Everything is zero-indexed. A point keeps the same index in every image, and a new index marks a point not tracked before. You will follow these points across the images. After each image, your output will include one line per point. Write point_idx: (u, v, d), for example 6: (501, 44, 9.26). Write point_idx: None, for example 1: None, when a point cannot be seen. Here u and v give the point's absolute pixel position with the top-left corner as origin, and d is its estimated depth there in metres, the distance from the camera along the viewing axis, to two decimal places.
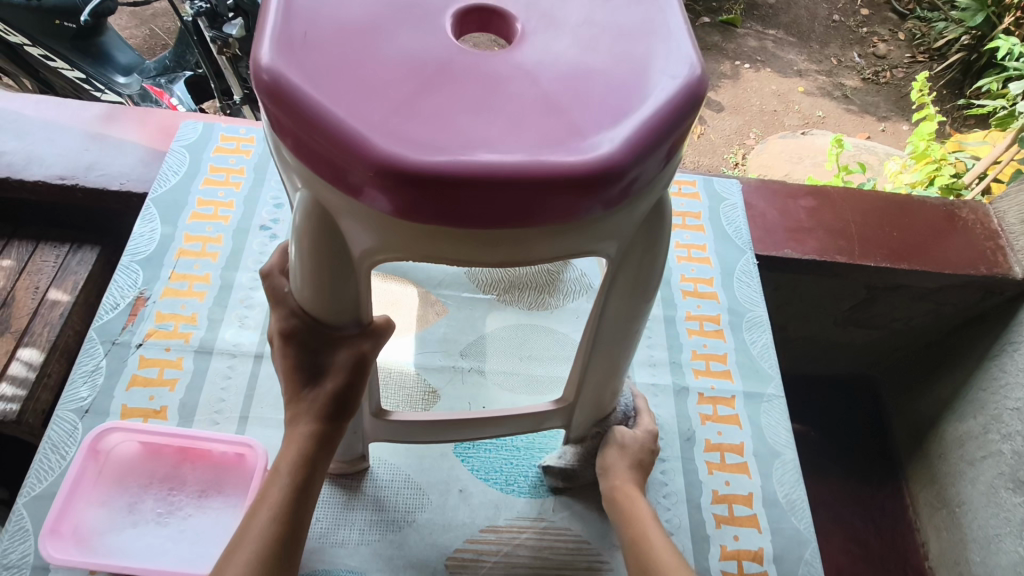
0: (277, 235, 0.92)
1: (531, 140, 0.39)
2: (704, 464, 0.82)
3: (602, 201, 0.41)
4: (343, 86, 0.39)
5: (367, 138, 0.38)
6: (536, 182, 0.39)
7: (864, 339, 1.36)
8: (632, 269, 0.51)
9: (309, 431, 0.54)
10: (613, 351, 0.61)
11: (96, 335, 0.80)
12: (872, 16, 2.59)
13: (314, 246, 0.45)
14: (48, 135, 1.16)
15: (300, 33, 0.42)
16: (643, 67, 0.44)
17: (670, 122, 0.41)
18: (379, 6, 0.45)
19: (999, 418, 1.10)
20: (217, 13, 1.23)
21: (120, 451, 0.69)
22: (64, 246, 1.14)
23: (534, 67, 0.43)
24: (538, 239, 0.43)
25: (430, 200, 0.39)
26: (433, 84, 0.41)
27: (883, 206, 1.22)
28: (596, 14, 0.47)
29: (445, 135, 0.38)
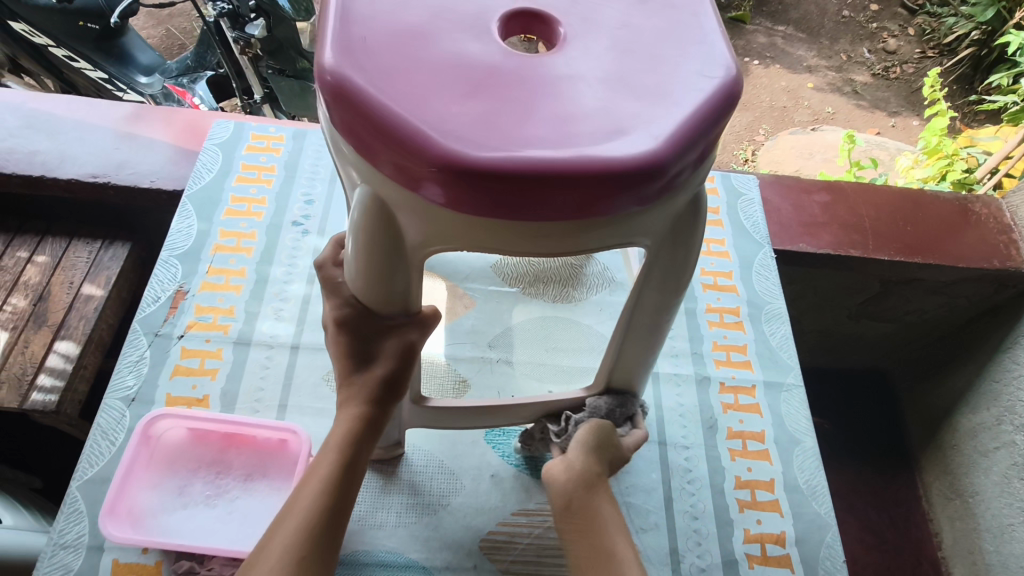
0: (309, 230, 0.94)
1: (580, 137, 0.42)
2: (726, 451, 0.84)
3: (645, 196, 0.44)
4: (402, 87, 0.42)
5: (429, 136, 0.40)
6: (584, 177, 0.41)
7: (878, 331, 1.38)
8: (667, 261, 0.53)
9: (359, 414, 0.56)
10: (646, 340, 0.63)
11: (140, 327, 0.83)
12: (881, 11, 2.60)
13: (372, 238, 0.47)
14: (79, 134, 1.19)
15: (359, 38, 0.44)
16: (681, 68, 0.46)
17: (709, 120, 0.44)
18: (429, 12, 0.47)
19: (1013, 409, 1.12)
20: (239, 14, 1.27)
21: (169, 437, 0.72)
22: (96, 243, 1.17)
23: (578, 69, 0.45)
24: (586, 231, 0.46)
25: (487, 194, 0.41)
26: (487, 87, 0.43)
27: (898, 201, 1.24)
28: (633, 17, 0.49)
29: (500, 133, 0.41)
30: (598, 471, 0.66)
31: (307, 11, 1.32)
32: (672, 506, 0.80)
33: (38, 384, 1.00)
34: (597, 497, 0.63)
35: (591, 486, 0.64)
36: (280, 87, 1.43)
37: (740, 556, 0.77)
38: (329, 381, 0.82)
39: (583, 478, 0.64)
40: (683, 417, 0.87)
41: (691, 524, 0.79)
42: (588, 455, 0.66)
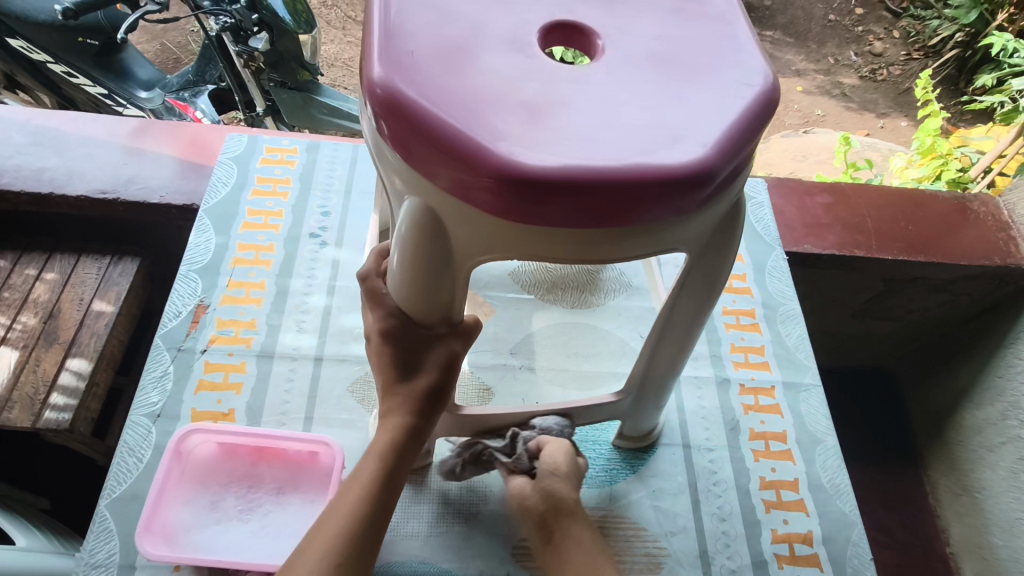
0: (327, 242, 0.95)
1: (633, 145, 0.42)
2: (750, 452, 0.85)
3: (694, 202, 0.45)
4: (454, 99, 0.42)
5: (484, 146, 0.41)
6: (637, 185, 0.42)
7: (882, 329, 1.40)
8: (705, 266, 0.54)
9: (403, 423, 0.56)
10: (677, 344, 0.64)
11: (162, 342, 0.83)
12: (867, 14, 2.64)
13: (420, 248, 0.47)
14: (87, 151, 1.17)
15: (406, 51, 0.45)
16: (721, 76, 0.47)
17: (751, 126, 0.45)
18: (471, 26, 0.48)
19: (1017, 403, 1.14)
20: (241, 28, 1.26)
21: (199, 452, 0.71)
22: (105, 259, 1.16)
23: (621, 79, 0.46)
24: (634, 238, 0.46)
25: (542, 203, 0.42)
26: (537, 98, 0.44)
27: (899, 201, 1.26)
28: (669, 28, 0.50)
29: (554, 144, 0.42)
30: (573, 495, 0.69)
31: (308, 24, 1.35)
32: (699, 508, 0.80)
33: (51, 402, 0.99)
34: (571, 522, 0.68)
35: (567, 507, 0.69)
36: (282, 99, 1.43)
37: (769, 557, 0.77)
38: (353, 392, 0.82)
39: (559, 504, 0.69)
40: (705, 420, 0.88)
41: (719, 526, 0.79)
42: (564, 479, 0.70)
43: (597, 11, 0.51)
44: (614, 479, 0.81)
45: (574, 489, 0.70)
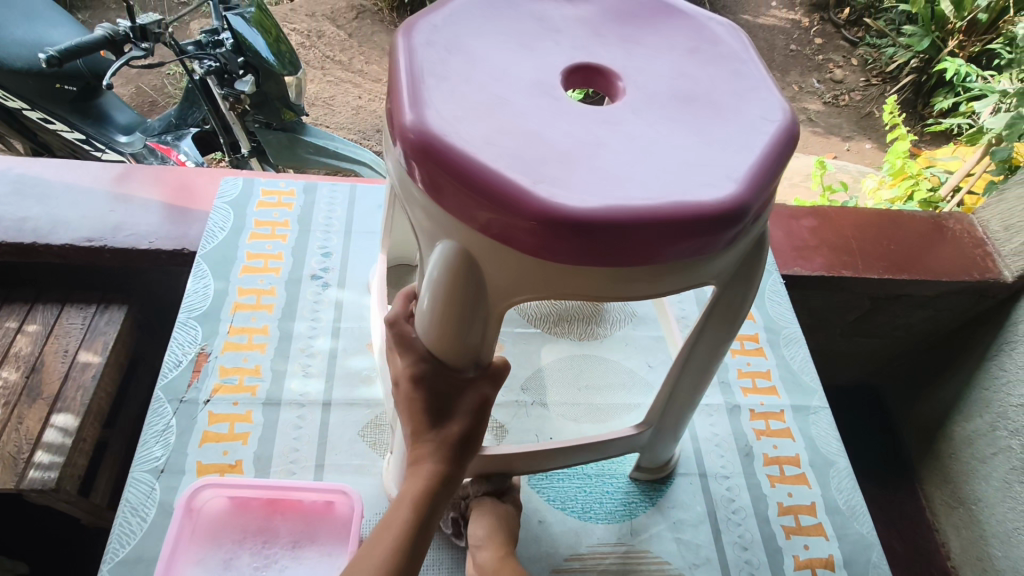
0: (329, 283, 0.93)
1: (668, 183, 0.43)
2: (766, 478, 0.85)
3: (728, 236, 0.45)
4: (489, 142, 0.43)
5: (525, 189, 0.41)
6: (677, 222, 0.42)
7: (869, 347, 1.43)
8: (731, 297, 0.54)
9: (435, 471, 0.54)
10: (698, 375, 0.64)
11: (163, 394, 0.80)
12: (825, 44, 2.77)
13: (454, 291, 0.47)
14: (72, 198, 1.08)
15: (436, 95, 0.45)
16: (744, 112, 0.48)
17: (777, 160, 0.46)
18: (497, 70, 0.48)
19: (1005, 414, 1.17)
20: (226, 71, 1.27)
21: (210, 508, 0.68)
22: (90, 307, 1.11)
23: (649, 118, 0.47)
24: (671, 273, 0.46)
25: (582, 244, 0.42)
26: (569, 138, 0.44)
27: (880, 221, 1.30)
28: (688, 67, 0.51)
29: (591, 184, 0.42)
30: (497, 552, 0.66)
31: (292, 64, 1.36)
32: (720, 538, 0.79)
33: (36, 461, 0.94)
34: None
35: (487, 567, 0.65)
36: (268, 141, 1.42)
37: None
38: (364, 436, 0.80)
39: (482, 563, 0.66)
40: (719, 447, 0.87)
41: (741, 556, 0.78)
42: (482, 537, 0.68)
43: (616, 53, 0.52)
44: (634, 513, 0.80)
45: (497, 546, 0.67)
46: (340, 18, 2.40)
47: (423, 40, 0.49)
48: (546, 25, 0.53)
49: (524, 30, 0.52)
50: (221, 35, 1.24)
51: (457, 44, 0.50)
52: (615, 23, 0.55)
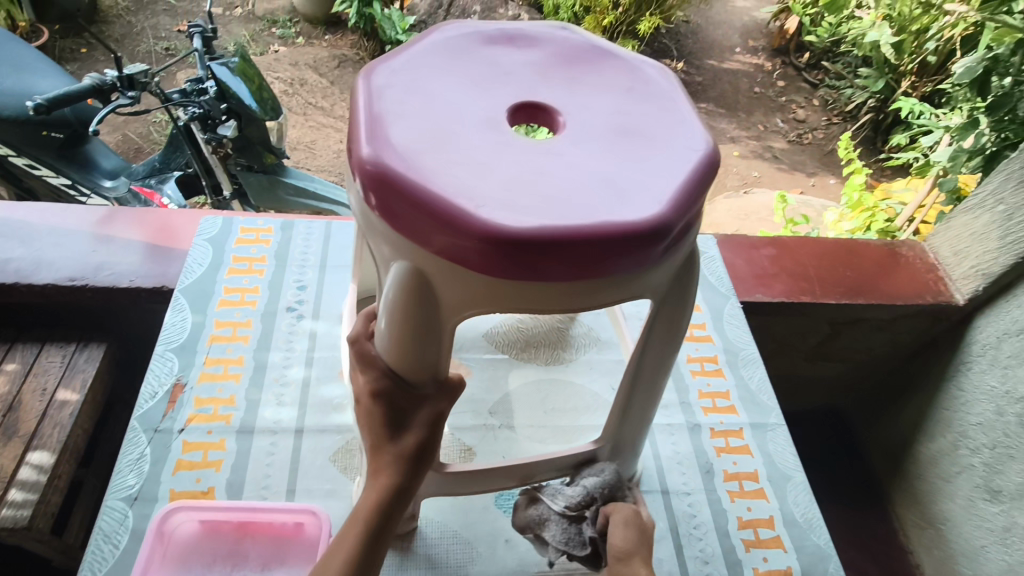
0: (304, 315, 0.97)
1: (599, 206, 0.48)
2: (726, 493, 0.88)
3: (657, 252, 0.50)
4: (439, 173, 0.48)
5: (471, 213, 0.45)
6: (608, 239, 0.47)
7: (832, 372, 1.48)
8: (670, 311, 0.59)
9: (391, 483, 0.57)
10: (649, 389, 0.68)
11: (138, 424, 0.82)
12: (787, 86, 2.94)
13: (409, 308, 0.51)
14: (56, 240, 1.10)
15: (392, 131, 0.50)
16: (672, 143, 0.54)
17: (700, 185, 0.51)
18: (450, 108, 0.53)
19: (966, 433, 1.21)
20: (210, 117, 1.32)
21: (182, 532, 0.70)
22: (70, 345, 1.13)
23: (585, 150, 0.52)
24: (609, 287, 0.51)
25: (522, 260, 0.46)
26: (513, 169, 0.49)
27: (835, 249, 1.36)
28: (624, 105, 0.57)
29: (530, 208, 0.47)
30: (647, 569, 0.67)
31: (274, 110, 1.44)
32: (682, 553, 0.82)
33: (9, 499, 0.94)
34: None
35: None
36: (249, 183, 1.48)
37: None
38: (335, 461, 0.82)
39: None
40: (681, 465, 0.91)
41: (703, 569, 0.81)
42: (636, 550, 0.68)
43: (559, 93, 0.57)
44: None
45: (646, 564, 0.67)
46: (322, 66, 2.50)
47: (382, 83, 0.54)
48: (497, 67, 0.59)
49: (475, 72, 0.58)
50: (206, 83, 1.30)
51: (413, 86, 0.55)
52: (558, 65, 0.60)
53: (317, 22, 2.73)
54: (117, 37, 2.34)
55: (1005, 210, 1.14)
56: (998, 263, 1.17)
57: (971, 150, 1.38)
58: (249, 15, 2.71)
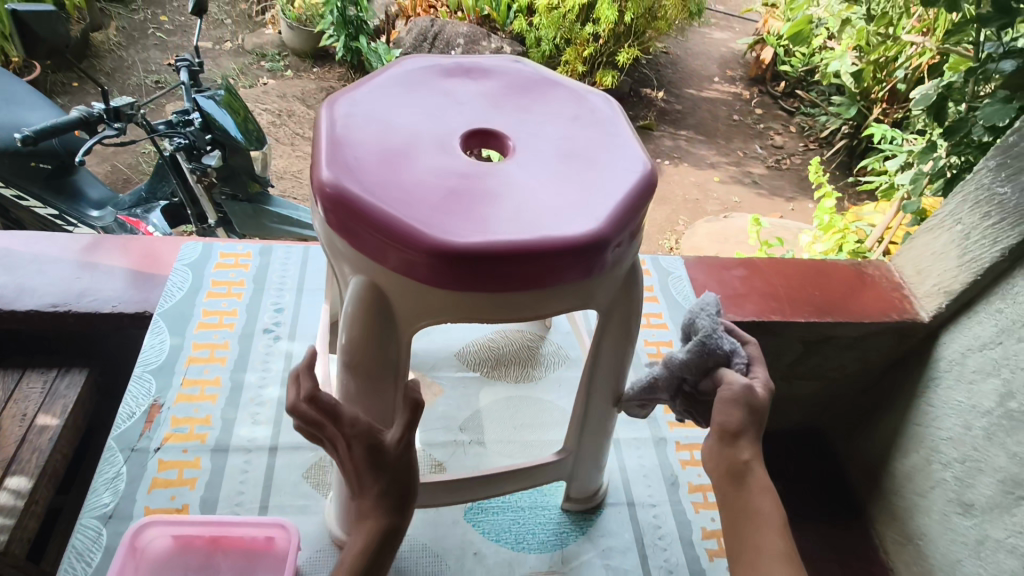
0: (281, 336, 1.00)
1: (541, 223, 0.52)
2: (690, 505, 0.90)
3: (597, 265, 0.54)
4: (392, 194, 0.52)
5: (420, 231, 0.49)
6: (549, 252, 0.51)
7: (809, 390, 1.44)
8: (618, 321, 0.63)
9: (379, 527, 0.56)
10: (606, 397, 0.72)
11: (115, 444, 0.84)
12: (764, 114, 3.05)
13: (367, 321, 0.54)
14: (36, 267, 1.00)
15: (350, 156, 0.54)
16: (612, 165, 0.58)
17: (637, 203, 0.56)
18: (407, 136, 0.58)
19: (936, 449, 1.17)
20: (194, 147, 1.37)
21: (155, 547, 0.72)
22: (52, 371, 1.14)
23: (531, 171, 0.57)
24: (556, 298, 0.54)
25: (470, 273, 0.50)
26: (462, 190, 0.53)
27: (806, 270, 1.40)
28: (569, 130, 0.62)
29: (476, 224, 0.51)
30: (746, 455, 0.62)
31: (258, 141, 1.48)
32: (648, 563, 0.84)
33: None
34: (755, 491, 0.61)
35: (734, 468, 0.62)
36: (234, 212, 1.51)
37: None
38: (308, 478, 0.85)
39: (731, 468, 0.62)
40: (646, 477, 0.93)
41: None
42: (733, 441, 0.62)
43: (509, 120, 0.62)
44: (565, 542, 0.85)
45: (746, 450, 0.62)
46: (309, 98, 2.57)
47: (344, 112, 0.59)
48: (453, 98, 0.63)
49: (432, 102, 0.62)
50: (191, 115, 1.35)
51: (374, 115, 0.59)
52: (510, 95, 0.65)
53: (306, 56, 2.81)
54: (108, 71, 2.40)
55: (963, 229, 1.15)
56: (958, 281, 1.18)
57: (931, 173, 1.44)
58: (238, 49, 2.80)
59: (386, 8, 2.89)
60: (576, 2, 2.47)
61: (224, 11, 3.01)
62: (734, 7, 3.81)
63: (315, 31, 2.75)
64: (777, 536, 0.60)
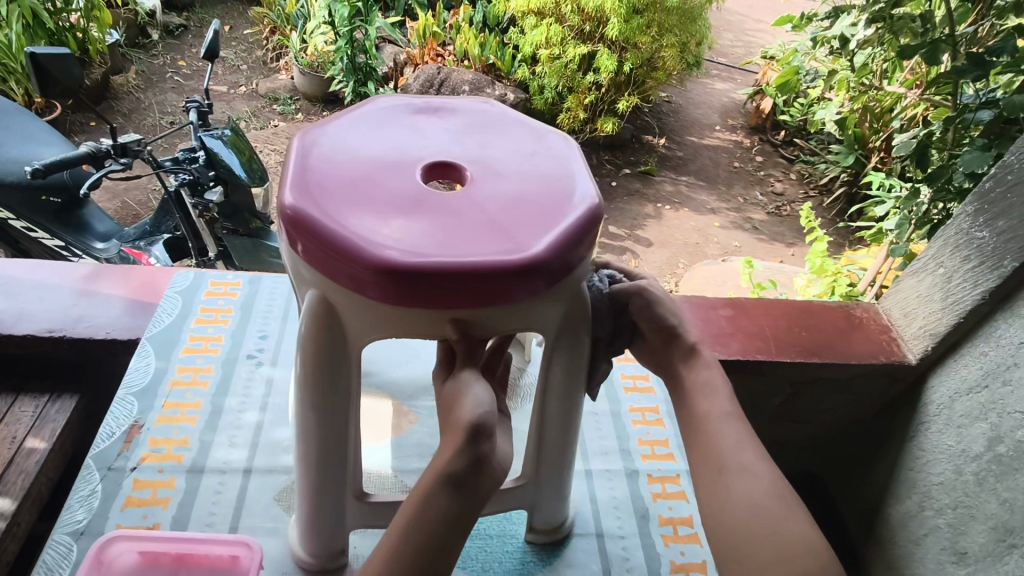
0: (263, 362, 1.03)
1: (486, 245, 0.55)
2: (660, 538, 0.90)
3: (540, 288, 0.57)
4: (348, 217, 0.55)
5: (371, 250, 0.53)
6: (492, 274, 0.54)
7: (801, 434, 1.36)
8: (566, 343, 0.66)
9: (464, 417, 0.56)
10: (563, 419, 0.74)
11: (93, 462, 0.86)
12: (765, 162, 3.11)
13: (320, 333, 0.58)
14: (39, 293, 1.03)
15: (313, 183, 0.58)
16: (561, 197, 0.62)
17: (586, 229, 0.59)
18: (370, 165, 0.62)
19: (929, 493, 1.08)
20: (199, 183, 1.42)
21: (121, 562, 0.73)
22: (43, 396, 1.14)
23: (484, 200, 0.60)
24: (511, 313, 0.57)
25: (416, 289, 0.53)
26: (419, 215, 0.57)
27: (790, 311, 1.29)
28: (526, 164, 0.66)
29: (424, 245, 0.54)
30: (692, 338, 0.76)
31: (262, 179, 1.55)
32: None
33: None
34: (700, 365, 0.74)
35: (681, 348, 0.75)
36: (235, 246, 1.52)
37: None
38: (280, 500, 0.86)
39: (681, 349, 0.75)
40: (616, 509, 0.93)
41: None
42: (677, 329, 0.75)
43: (471, 154, 0.66)
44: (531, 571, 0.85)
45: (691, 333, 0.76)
46: None
47: (312, 143, 0.63)
48: (419, 132, 0.68)
49: (398, 136, 0.67)
50: (196, 153, 1.41)
51: (342, 146, 0.64)
52: (474, 132, 0.70)
53: (317, 100, 2.92)
54: (126, 112, 2.51)
55: (945, 272, 1.07)
56: (942, 323, 1.08)
57: (916, 219, 1.44)
58: (252, 93, 2.93)
59: (395, 56, 3.01)
60: (576, 52, 2.58)
61: (241, 57, 3.16)
62: (735, 60, 3.93)
63: (327, 77, 2.87)
64: (722, 400, 0.71)
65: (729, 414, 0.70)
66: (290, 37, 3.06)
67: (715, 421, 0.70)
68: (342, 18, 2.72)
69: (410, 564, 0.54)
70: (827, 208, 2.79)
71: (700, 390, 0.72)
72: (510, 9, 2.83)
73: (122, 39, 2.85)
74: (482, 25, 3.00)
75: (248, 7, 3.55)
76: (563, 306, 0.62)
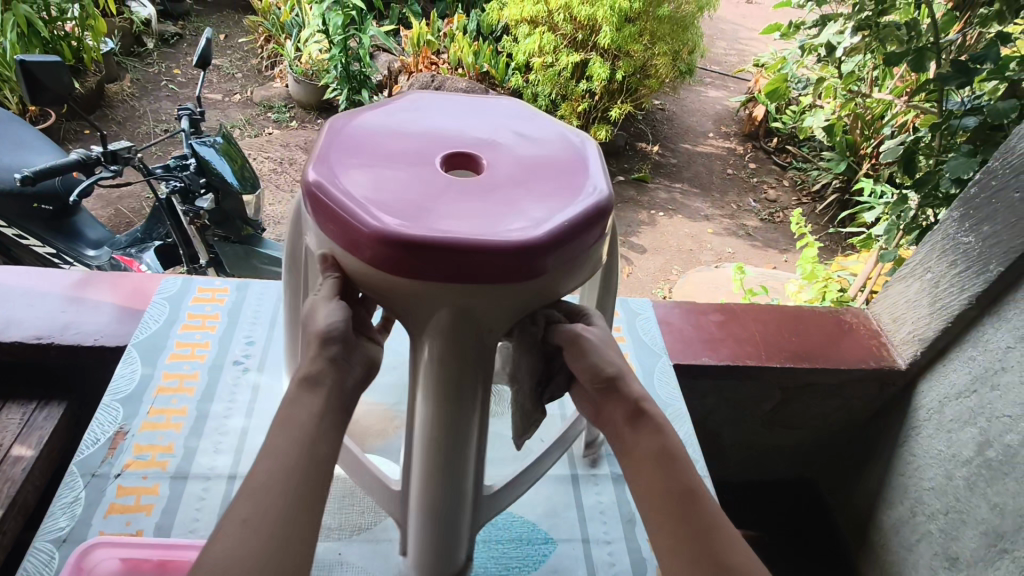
0: (250, 368, 1.03)
1: (391, 206, 0.55)
2: (647, 543, 0.90)
3: (407, 270, 0.53)
4: (342, 144, 0.62)
5: (316, 164, 0.59)
6: (363, 226, 0.53)
7: (792, 441, 1.33)
8: (443, 366, 0.59)
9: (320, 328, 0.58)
10: (433, 446, 0.66)
11: (77, 469, 0.86)
12: (758, 168, 3.13)
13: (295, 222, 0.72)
14: (27, 300, 1.03)
15: (362, 117, 0.67)
16: (514, 215, 0.56)
17: (484, 249, 0.52)
18: (416, 134, 0.66)
19: (921, 498, 1.07)
20: (190, 190, 1.42)
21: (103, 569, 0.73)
22: (30, 404, 1.13)
23: (459, 181, 0.60)
24: (406, 295, 0.55)
25: (320, 211, 0.57)
26: (401, 175, 0.59)
27: (781, 316, 1.26)
28: (539, 186, 0.61)
29: (351, 183, 0.57)
30: (639, 392, 0.62)
31: (253, 186, 1.54)
32: None
33: None
34: (651, 427, 0.60)
35: (626, 407, 0.61)
36: (225, 253, 1.54)
37: None
38: None
39: (624, 406, 0.61)
40: (603, 514, 0.93)
41: None
42: (617, 380, 0.62)
43: (506, 158, 0.65)
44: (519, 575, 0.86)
45: (638, 387, 0.63)
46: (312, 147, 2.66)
47: (411, 106, 0.72)
48: (494, 132, 0.69)
49: (476, 122, 0.71)
50: (188, 160, 1.42)
51: (418, 116, 0.70)
52: (539, 146, 0.67)
53: (312, 108, 2.93)
54: (120, 120, 2.52)
55: (932, 277, 1.07)
56: (930, 328, 1.08)
57: (905, 225, 1.45)
58: (246, 101, 2.94)
59: (389, 64, 3.02)
60: (569, 60, 2.59)
61: (235, 65, 3.17)
62: (728, 68, 3.96)
63: (321, 85, 2.88)
64: (687, 471, 0.57)
65: (697, 489, 0.57)
66: (285, 45, 3.08)
67: (679, 513, 0.55)
68: (335, 26, 2.73)
69: (283, 453, 0.51)
70: (820, 214, 2.81)
71: (660, 459, 0.58)
72: (503, 18, 2.84)
73: (117, 48, 2.86)
74: (476, 33, 3.02)
75: (243, 16, 3.56)
76: (450, 315, 0.55)
